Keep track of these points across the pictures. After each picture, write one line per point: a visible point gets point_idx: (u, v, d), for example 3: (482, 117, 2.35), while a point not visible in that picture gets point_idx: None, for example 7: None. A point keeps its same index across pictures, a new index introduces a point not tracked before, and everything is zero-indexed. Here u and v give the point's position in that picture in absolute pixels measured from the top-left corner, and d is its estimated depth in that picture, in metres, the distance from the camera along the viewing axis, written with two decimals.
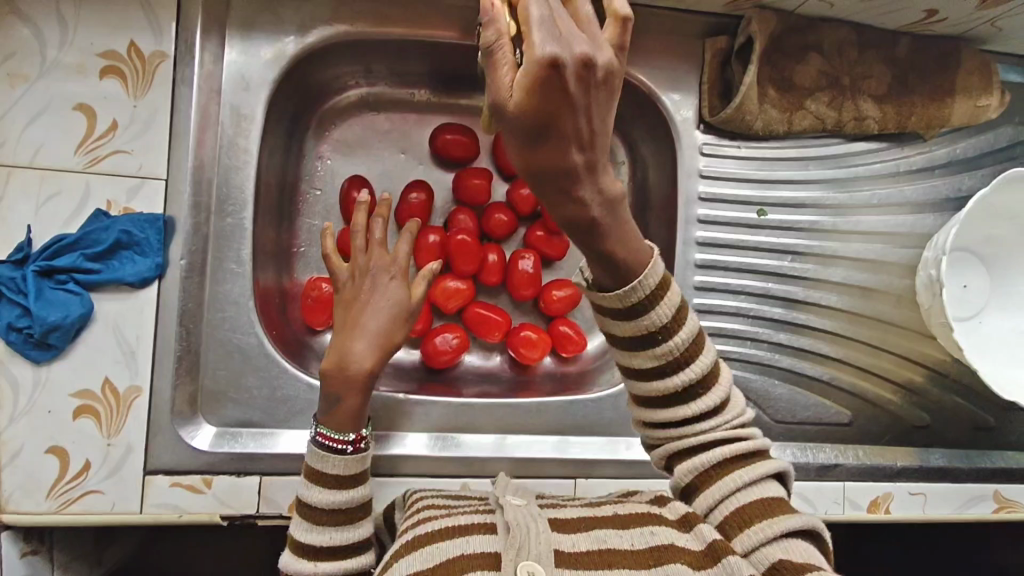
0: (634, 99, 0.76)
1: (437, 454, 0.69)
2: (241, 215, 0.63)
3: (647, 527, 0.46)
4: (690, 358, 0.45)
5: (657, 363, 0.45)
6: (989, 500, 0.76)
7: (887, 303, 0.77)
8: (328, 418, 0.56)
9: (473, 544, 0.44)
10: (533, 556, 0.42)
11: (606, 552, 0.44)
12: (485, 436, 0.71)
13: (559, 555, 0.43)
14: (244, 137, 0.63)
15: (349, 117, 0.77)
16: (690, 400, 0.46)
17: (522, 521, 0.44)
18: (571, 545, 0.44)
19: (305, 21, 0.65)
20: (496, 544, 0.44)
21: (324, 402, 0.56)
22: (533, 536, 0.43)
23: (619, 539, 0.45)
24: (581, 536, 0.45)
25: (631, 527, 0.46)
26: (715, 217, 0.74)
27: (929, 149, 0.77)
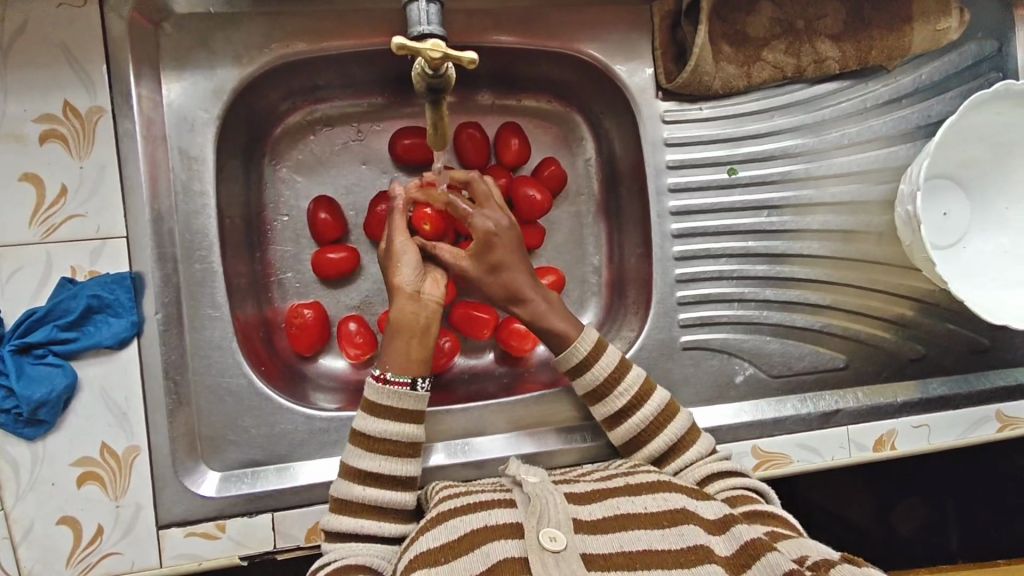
0: (589, 73, 0.74)
1: (461, 462, 0.70)
2: (209, 259, 0.62)
3: (656, 494, 0.55)
4: (589, 363, 0.66)
5: (566, 358, 0.66)
6: (992, 420, 0.77)
7: (869, 243, 0.77)
8: (393, 359, 0.64)
9: (498, 516, 0.53)
10: (553, 524, 0.49)
11: (620, 516, 0.53)
12: (504, 436, 0.71)
13: (577, 523, 0.51)
14: (198, 180, 0.62)
15: (304, 137, 0.76)
16: (603, 386, 0.65)
17: (540, 492, 0.53)
18: (588, 514, 0.53)
19: (239, 49, 0.63)
20: (518, 515, 0.53)
21: (390, 348, 0.64)
22: (552, 506, 0.51)
23: (633, 504, 0.54)
24: (596, 506, 0.54)
25: (643, 494, 0.56)
26: (688, 184, 0.72)
27: (895, 80, 0.76)
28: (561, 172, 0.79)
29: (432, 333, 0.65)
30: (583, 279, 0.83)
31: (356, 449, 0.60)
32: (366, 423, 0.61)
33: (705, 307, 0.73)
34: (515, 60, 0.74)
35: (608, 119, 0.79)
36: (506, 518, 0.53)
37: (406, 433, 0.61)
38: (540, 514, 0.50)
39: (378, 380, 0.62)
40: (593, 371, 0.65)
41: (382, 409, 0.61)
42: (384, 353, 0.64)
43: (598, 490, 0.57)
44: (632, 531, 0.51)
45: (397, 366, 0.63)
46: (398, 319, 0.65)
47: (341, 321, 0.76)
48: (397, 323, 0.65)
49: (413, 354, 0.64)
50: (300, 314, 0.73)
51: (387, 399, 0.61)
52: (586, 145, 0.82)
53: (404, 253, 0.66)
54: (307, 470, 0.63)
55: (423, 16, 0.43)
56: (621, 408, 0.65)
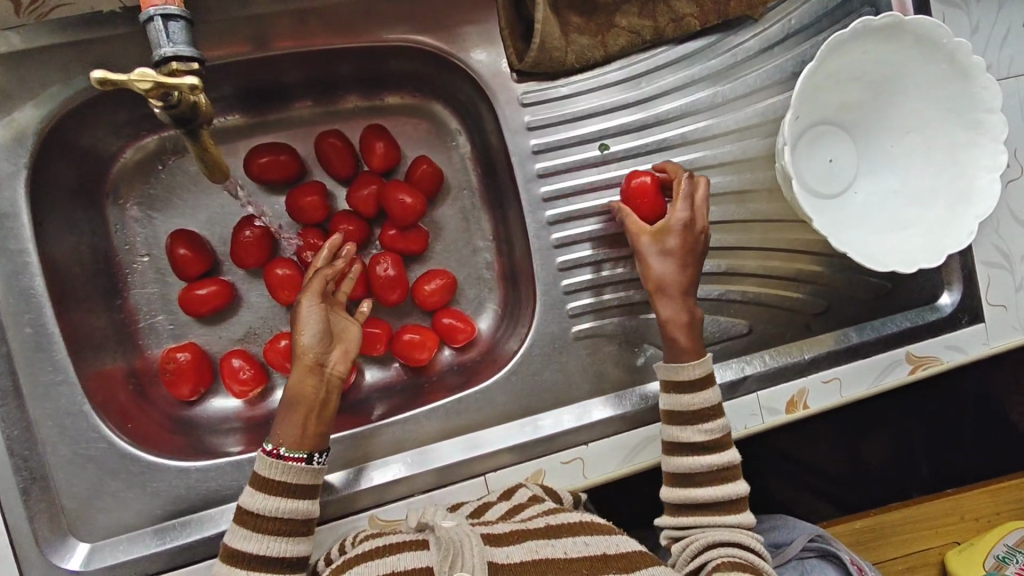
0: (441, 63, 0.70)
1: (415, 473, 0.66)
2: (42, 319, 0.57)
3: (576, 537, 0.55)
4: (701, 385, 0.62)
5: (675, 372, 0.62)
6: (904, 363, 0.75)
7: (759, 201, 0.74)
8: (285, 435, 0.58)
9: (407, 561, 0.51)
10: (466, 568, 0.48)
11: (541, 560, 0.51)
12: (455, 440, 0.67)
13: (493, 565, 0.50)
14: (15, 237, 0.57)
15: (151, 170, 0.71)
16: (704, 411, 0.61)
17: (455, 537, 0.51)
18: (505, 556, 0.51)
19: (38, 89, 0.57)
20: (429, 559, 0.51)
21: (283, 423, 0.58)
22: (468, 549, 0.49)
23: (553, 548, 0.53)
24: (514, 547, 0.52)
25: (562, 537, 0.55)
26: (558, 167, 0.69)
27: (763, 29, 0.72)
28: (435, 169, 0.75)
29: (330, 407, 0.60)
30: (477, 276, 0.79)
31: (242, 530, 0.55)
32: (255, 502, 0.55)
33: (593, 293, 0.69)
34: (361, 58, 0.69)
35: (474, 108, 0.75)
36: (417, 563, 0.50)
37: (300, 511, 0.56)
38: (452, 559, 0.49)
39: (269, 452, 0.57)
40: (694, 395, 0.61)
41: (274, 485, 0.56)
42: (277, 429, 0.58)
43: (517, 531, 0.55)
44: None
45: (290, 441, 0.58)
46: (295, 395, 0.59)
47: (222, 358, 0.72)
48: (293, 396, 0.59)
49: (307, 431, 0.58)
50: (173, 358, 0.68)
51: (279, 475, 0.56)
52: (461, 138, 0.78)
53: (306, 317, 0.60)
54: (188, 527, 0.59)
55: (166, 36, 0.42)
56: (701, 442, 0.61)
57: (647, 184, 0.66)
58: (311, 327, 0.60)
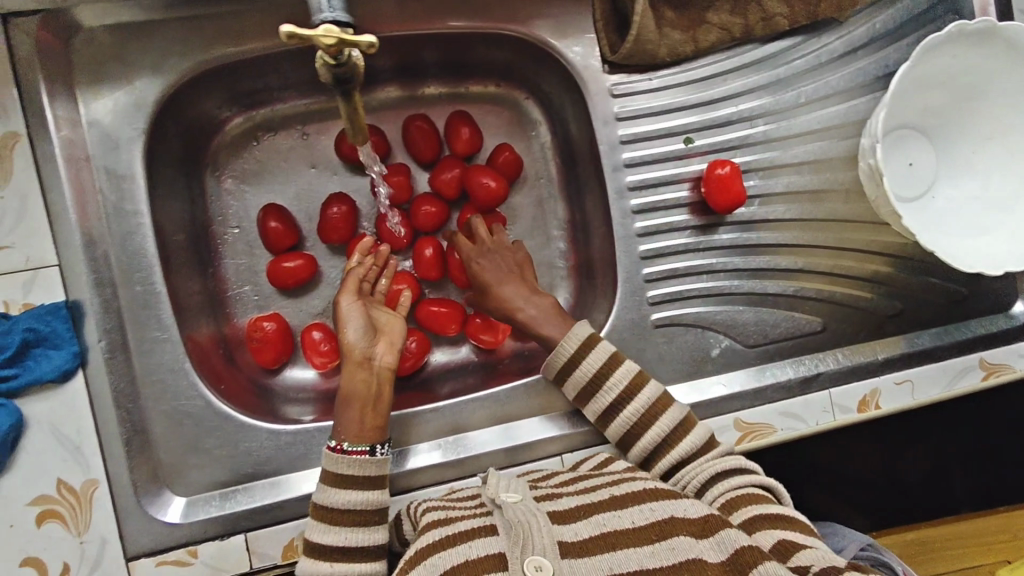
0: (532, 53, 0.72)
1: (449, 460, 0.67)
2: (151, 280, 0.60)
3: (644, 504, 0.53)
4: (575, 362, 0.66)
5: (555, 359, 0.67)
6: (976, 369, 0.75)
7: (837, 201, 0.75)
8: (347, 432, 0.60)
9: (479, 549, 0.50)
10: (538, 552, 0.48)
11: (609, 534, 0.51)
12: (494, 429, 0.69)
13: (563, 545, 0.50)
14: (130, 199, 0.59)
15: (246, 145, 0.73)
16: (593, 379, 0.66)
17: (523, 520, 0.51)
18: (573, 535, 0.51)
19: (158, 59, 0.60)
20: (502, 545, 0.50)
21: (339, 422, 0.60)
22: (536, 532, 0.50)
23: (619, 519, 0.52)
24: (582, 525, 0.52)
25: (630, 506, 0.54)
26: (643, 158, 0.70)
27: (848, 31, 0.73)
28: (516, 157, 0.76)
29: (384, 399, 0.62)
30: (550, 264, 0.81)
31: (320, 524, 0.57)
32: (327, 497, 0.57)
33: (673, 282, 0.71)
34: (455, 45, 0.72)
35: (559, 99, 0.76)
36: (489, 551, 0.49)
37: (368, 503, 0.57)
38: (523, 542, 0.49)
39: (333, 449, 0.59)
40: (650, 416, 0.64)
41: (342, 479, 0.57)
42: (338, 426, 0.61)
43: (584, 506, 0.55)
44: (619, 552, 0.49)
45: (351, 436, 0.60)
46: (348, 391, 0.61)
47: (304, 330, 0.74)
48: (348, 393, 0.61)
49: (366, 425, 0.60)
50: (260, 327, 0.71)
51: (348, 470, 0.58)
52: (541, 128, 0.80)
53: (347, 315, 0.63)
54: (280, 488, 0.61)
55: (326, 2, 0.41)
56: (614, 399, 0.65)
57: (730, 173, 0.68)
58: (352, 325, 0.63)
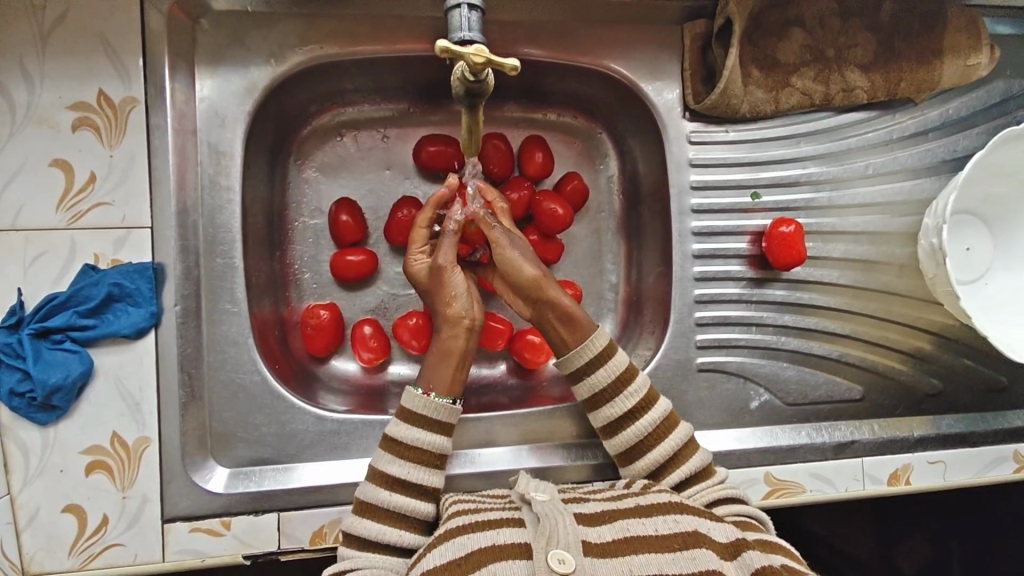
0: (616, 91, 0.74)
1: (454, 473, 0.68)
2: (231, 254, 0.62)
3: (668, 514, 0.54)
4: (599, 363, 0.64)
5: (580, 355, 0.65)
6: (1009, 461, 0.76)
7: (890, 273, 0.76)
8: (438, 383, 0.62)
9: (505, 537, 0.51)
10: (561, 546, 0.48)
11: (631, 538, 0.51)
12: (503, 449, 0.70)
13: (586, 545, 0.50)
14: (225, 174, 0.63)
15: (329, 139, 0.76)
16: (607, 391, 0.64)
17: (550, 515, 0.52)
18: (597, 536, 0.51)
19: (273, 49, 0.64)
20: (527, 537, 0.51)
21: (429, 373, 0.63)
22: (560, 527, 0.50)
23: (642, 526, 0.53)
24: (605, 528, 0.52)
25: (653, 516, 0.54)
26: (710, 205, 0.72)
27: (921, 113, 0.76)
28: (584, 186, 0.79)
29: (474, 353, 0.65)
30: (600, 294, 0.82)
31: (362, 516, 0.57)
32: (376, 493, 0.57)
33: (721, 329, 0.73)
34: (544, 75, 0.75)
35: (632, 138, 0.79)
36: (513, 540, 0.51)
37: (413, 507, 0.58)
38: (548, 535, 0.50)
39: (419, 393, 0.61)
40: (642, 422, 0.64)
41: (399, 450, 0.59)
42: (428, 375, 0.63)
43: (607, 511, 0.55)
44: (640, 555, 0.50)
45: (446, 382, 0.62)
46: (447, 343, 0.64)
47: (355, 324, 0.76)
48: (443, 345, 0.64)
49: (456, 377, 0.63)
50: (315, 315, 0.73)
51: (424, 411, 0.60)
52: (609, 162, 0.83)
53: (445, 271, 0.65)
54: (318, 473, 0.63)
55: (464, 22, 0.49)
56: (628, 411, 0.64)
57: (794, 233, 0.70)
58: (452, 279, 0.65)
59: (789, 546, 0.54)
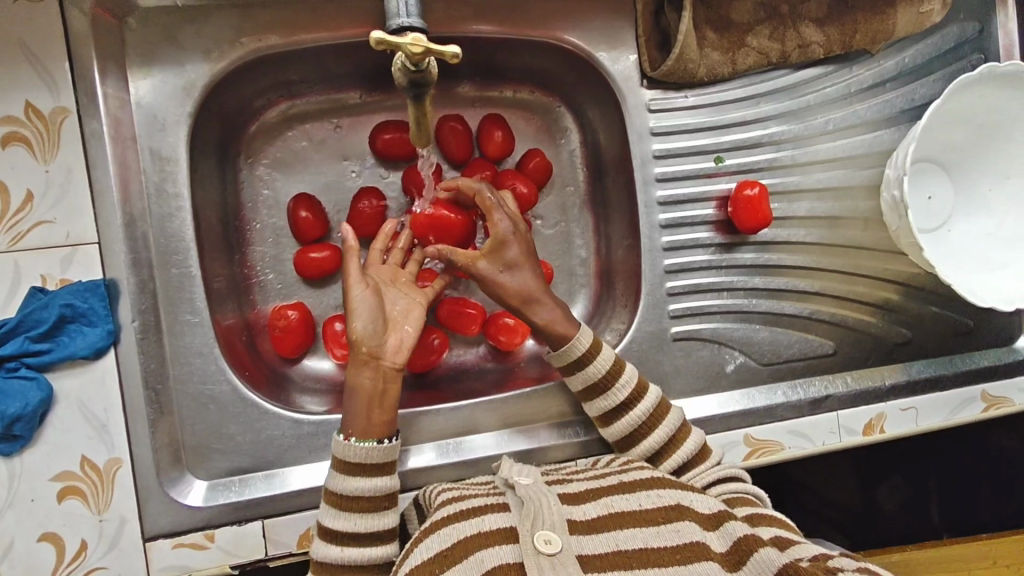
0: (572, 63, 0.73)
1: (443, 462, 0.68)
2: (186, 263, 0.60)
3: (651, 490, 0.55)
4: (590, 359, 0.65)
5: (567, 352, 0.65)
6: (977, 400, 0.78)
7: (855, 228, 0.77)
8: (353, 427, 0.60)
9: (491, 523, 0.52)
10: (547, 526, 0.49)
11: (615, 514, 0.52)
12: (489, 435, 0.70)
13: (571, 523, 0.51)
14: (171, 181, 0.60)
15: (280, 134, 0.74)
16: (600, 382, 0.65)
17: (533, 497, 0.52)
18: (582, 514, 0.52)
19: (209, 45, 0.61)
20: (513, 521, 0.52)
21: (345, 416, 0.61)
22: (546, 508, 0.51)
23: (626, 502, 0.54)
24: (592, 504, 0.53)
25: (636, 491, 0.55)
26: (674, 174, 0.72)
27: (878, 64, 0.75)
28: (546, 163, 0.78)
29: (389, 396, 0.62)
30: (571, 271, 0.82)
31: (333, 509, 0.58)
32: (351, 484, 0.58)
33: (693, 297, 0.73)
34: (497, 50, 0.73)
35: (591, 110, 0.78)
36: (499, 525, 0.51)
37: (380, 487, 0.59)
38: (533, 517, 0.50)
39: (340, 439, 0.60)
40: (633, 412, 0.65)
41: (362, 428, 0.60)
42: (345, 419, 0.61)
43: (591, 489, 0.56)
44: (624, 531, 0.51)
45: (359, 428, 0.60)
46: (354, 384, 0.61)
47: (326, 321, 0.74)
48: (353, 386, 0.61)
49: (372, 418, 0.60)
50: (283, 316, 0.71)
51: (353, 459, 0.58)
52: (570, 136, 0.81)
53: (350, 298, 0.63)
54: (298, 477, 0.62)
55: (402, 8, 0.46)
56: (623, 401, 0.65)
57: (758, 195, 0.70)
58: (361, 312, 0.62)
59: (783, 518, 0.56)
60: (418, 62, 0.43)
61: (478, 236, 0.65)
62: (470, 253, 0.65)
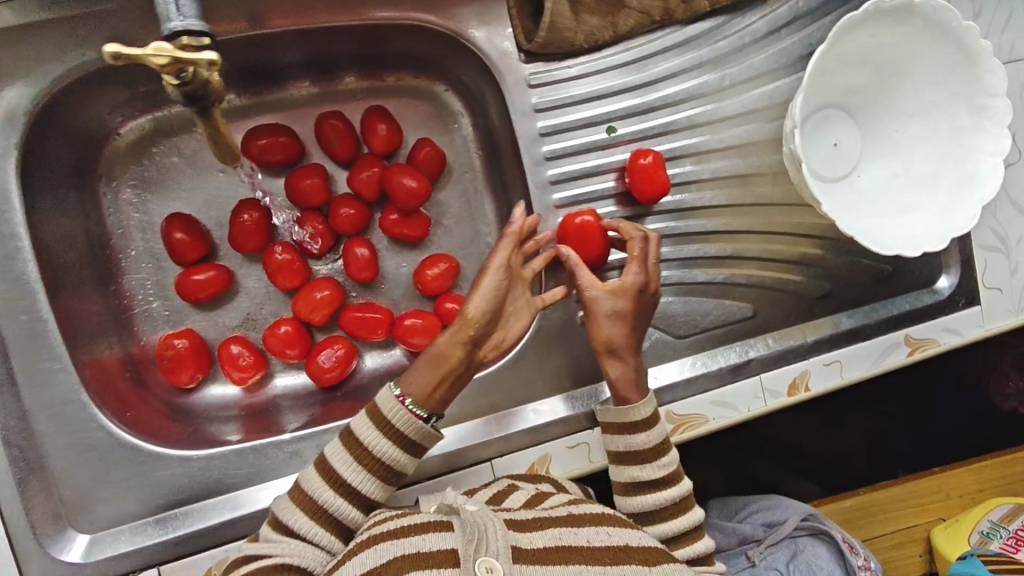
0: (444, 43, 0.68)
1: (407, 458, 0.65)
2: (36, 307, 0.56)
3: (600, 526, 0.52)
4: (645, 426, 0.61)
5: (632, 411, 0.61)
6: (902, 346, 0.77)
7: (764, 184, 0.74)
8: (408, 388, 0.56)
9: (430, 544, 0.47)
10: (490, 554, 0.45)
11: (564, 547, 0.48)
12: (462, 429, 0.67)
13: (515, 550, 0.47)
14: (5, 222, 0.55)
15: (142, 151, 0.69)
16: (644, 453, 0.61)
17: (480, 520, 0.48)
18: (528, 543, 0.48)
19: (26, 67, 0.55)
20: (455, 542, 0.47)
21: (415, 371, 0.57)
22: (491, 533, 0.46)
23: (575, 536, 0.50)
24: (537, 535, 0.50)
25: (585, 525, 0.52)
26: (565, 150, 0.68)
27: (771, 10, 0.71)
28: (437, 151, 0.73)
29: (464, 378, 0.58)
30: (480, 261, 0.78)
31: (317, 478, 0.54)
32: (377, 444, 0.54)
33: (600, 276, 0.70)
34: (366, 37, 0.68)
35: (478, 90, 0.73)
36: (439, 546, 0.46)
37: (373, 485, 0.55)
38: (478, 539, 0.46)
39: (395, 396, 0.55)
40: (666, 491, 0.60)
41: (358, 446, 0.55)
42: (408, 375, 0.57)
43: (538, 520, 0.52)
44: (572, 565, 0.47)
45: (417, 393, 0.56)
46: (441, 349, 0.57)
47: (221, 344, 0.70)
48: (435, 352, 0.57)
49: (434, 392, 0.56)
50: (170, 345, 0.67)
51: (364, 441, 0.55)
52: (463, 119, 0.77)
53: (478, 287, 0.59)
54: (191, 518, 0.59)
55: (174, 11, 0.44)
56: (654, 479, 0.60)
57: (653, 163, 0.67)
58: (478, 297, 0.58)
59: None
60: (176, 72, 0.42)
61: (629, 283, 0.61)
62: (616, 294, 0.61)
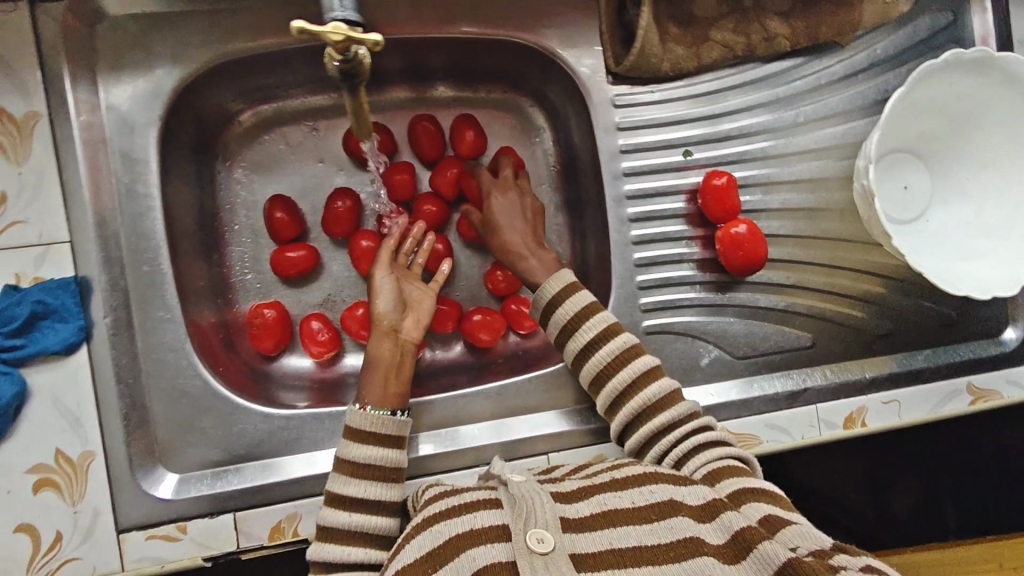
0: (537, 60, 0.74)
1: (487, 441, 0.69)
2: (157, 260, 0.62)
3: (644, 485, 0.52)
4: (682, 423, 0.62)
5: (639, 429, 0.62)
6: (964, 393, 0.76)
7: (832, 220, 0.76)
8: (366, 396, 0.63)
9: (482, 519, 0.49)
10: (539, 525, 0.47)
11: (606, 514, 0.50)
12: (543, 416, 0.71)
13: (565, 523, 0.49)
14: (142, 182, 0.62)
15: (256, 138, 0.76)
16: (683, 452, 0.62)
17: (527, 496, 0.50)
18: (575, 512, 0.50)
19: (177, 51, 0.63)
20: (504, 517, 0.49)
21: (368, 381, 0.64)
22: (537, 507, 0.48)
23: (618, 499, 0.51)
24: (584, 503, 0.51)
25: (628, 487, 0.53)
26: (641, 168, 0.72)
27: (849, 55, 0.75)
28: (519, 161, 0.78)
29: (406, 368, 0.65)
30: None
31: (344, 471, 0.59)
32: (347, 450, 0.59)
33: (665, 291, 0.73)
34: (466, 52, 0.75)
35: (563, 109, 0.78)
36: (489, 521, 0.49)
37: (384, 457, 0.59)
38: (524, 515, 0.48)
39: (357, 408, 0.61)
40: None
41: (358, 435, 0.60)
42: (362, 390, 0.63)
43: (584, 488, 0.54)
44: (620, 527, 0.48)
45: (374, 401, 0.62)
46: (375, 356, 0.65)
47: (304, 319, 0.75)
48: (373, 359, 0.65)
49: (388, 390, 0.63)
50: (260, 313, 0.72)
51: (365, 427, 0.60)
52: (544, 135, 0.82)
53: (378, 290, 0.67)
54: (267, 471, 0.63)
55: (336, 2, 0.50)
56: None
57: (726, 184, 0.70)
58: (384, 297, 0.67)
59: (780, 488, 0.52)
60: (342, 51, 0.46)
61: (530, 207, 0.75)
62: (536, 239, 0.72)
